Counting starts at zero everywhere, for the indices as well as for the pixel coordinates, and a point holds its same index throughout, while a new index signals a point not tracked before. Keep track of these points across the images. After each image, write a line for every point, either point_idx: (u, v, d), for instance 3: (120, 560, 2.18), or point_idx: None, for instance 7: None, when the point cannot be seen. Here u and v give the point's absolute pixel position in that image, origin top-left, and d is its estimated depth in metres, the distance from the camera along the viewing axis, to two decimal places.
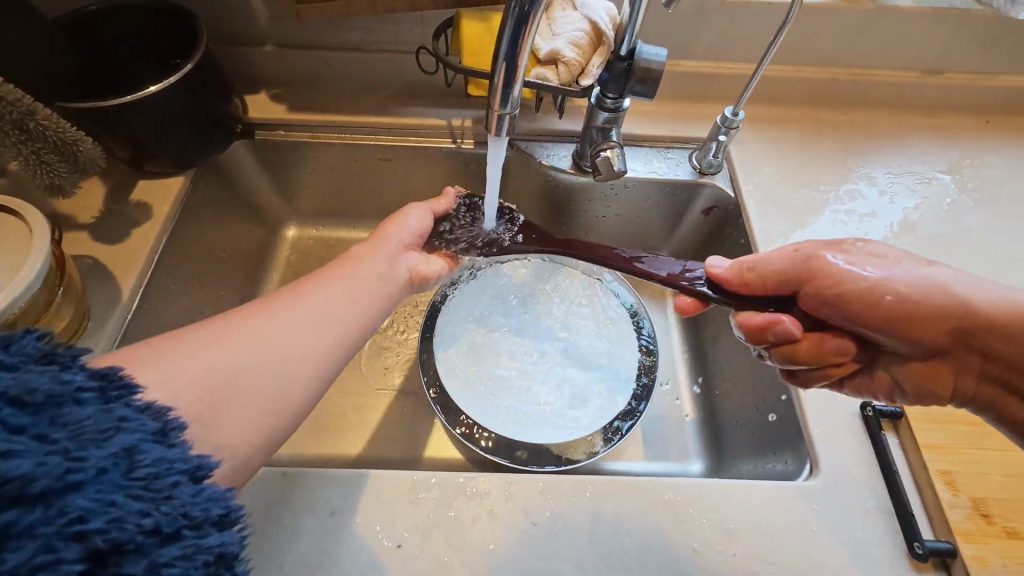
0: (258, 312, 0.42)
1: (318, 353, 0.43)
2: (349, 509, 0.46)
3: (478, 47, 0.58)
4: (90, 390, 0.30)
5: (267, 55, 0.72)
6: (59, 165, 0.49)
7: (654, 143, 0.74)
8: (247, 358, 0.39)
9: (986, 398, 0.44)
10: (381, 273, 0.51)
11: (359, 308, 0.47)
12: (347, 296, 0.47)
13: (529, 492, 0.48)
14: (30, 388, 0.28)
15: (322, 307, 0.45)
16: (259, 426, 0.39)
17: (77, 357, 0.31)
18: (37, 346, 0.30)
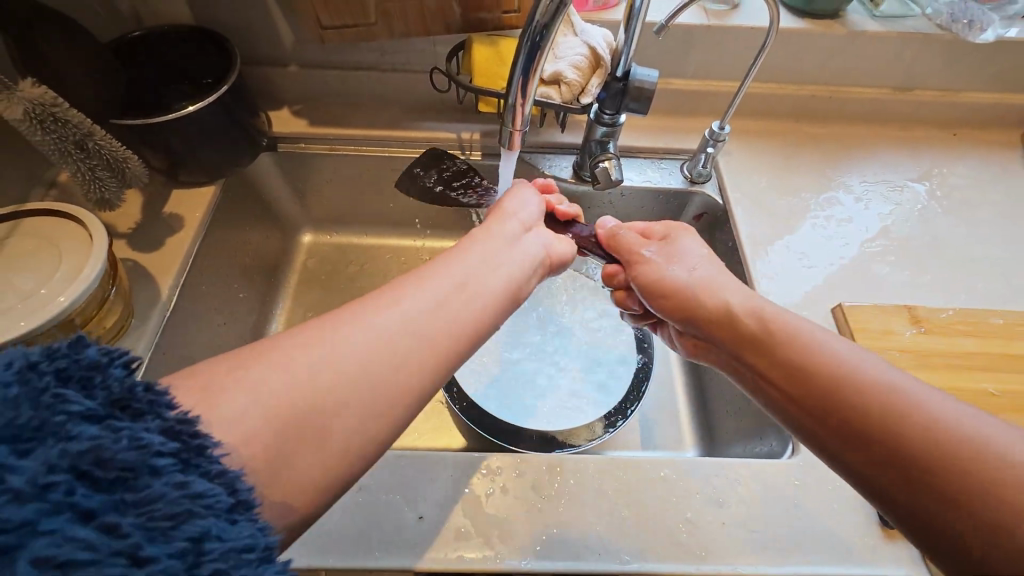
0: (348, 320, 0.38)
1: (429, 344, 0.39)
2: (375, 485, 0.51)
3: (487, 68, 0.63)
4: (165, 455, 0.27)
5: (290, 75, 0.78)
6: (109, 181, 0.54)
7: (647, 154, 0.80)
8: (356, 364, 0.36)
9: (853, 471, 0.37)
10: (491, 271, 0.46)
11: (448, 318, 0.41)
12: (451, 286, 0.43)
13: (537, 470, 0.53)
14: (101, 459, 0.25)
15: (430, 299, 0.41)
16: (376, 428, 0.36)
17: (156, 408, 0.28)
18: (119, 388, 0.27)
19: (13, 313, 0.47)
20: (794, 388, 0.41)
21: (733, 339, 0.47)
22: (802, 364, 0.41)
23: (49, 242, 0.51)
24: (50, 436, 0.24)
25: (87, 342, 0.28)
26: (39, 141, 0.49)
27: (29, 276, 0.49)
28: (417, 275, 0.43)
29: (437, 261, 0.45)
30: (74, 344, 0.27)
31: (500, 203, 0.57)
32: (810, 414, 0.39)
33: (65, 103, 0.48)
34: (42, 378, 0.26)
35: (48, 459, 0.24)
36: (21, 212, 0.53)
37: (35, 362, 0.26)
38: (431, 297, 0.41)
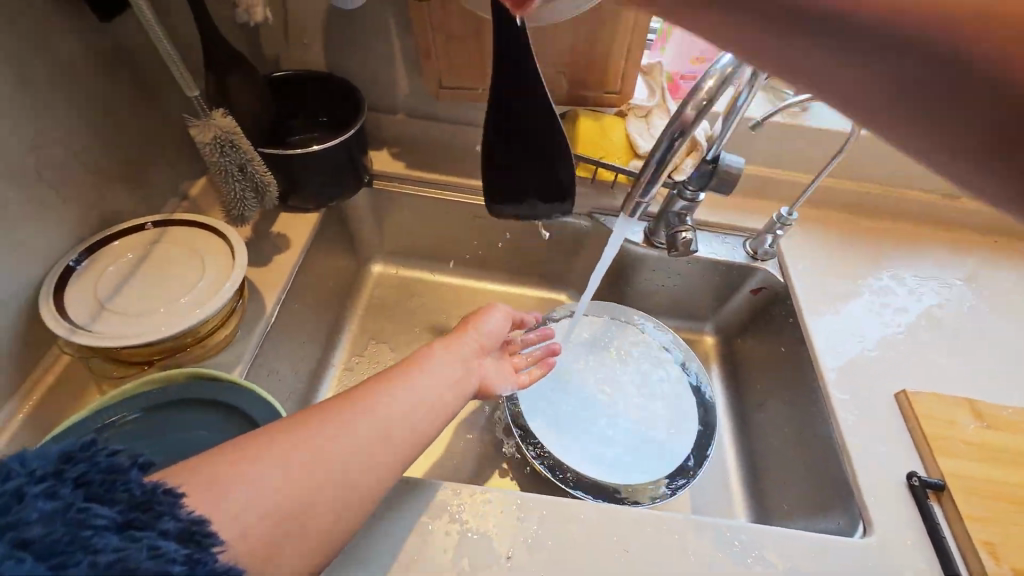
0: (331, 419, 0.44)
1: (399, 446, 0.46)
2: (463, 520, 0.52)
3: (591, 138, 0.72)
4: (178, 555, 0.32)
5: (397, 121, 0.86)
6: (251, 202, 0.59)
7: (713, 228, 0.87)
8: (335, 464, 0.42)
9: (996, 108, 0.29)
10: (450, 378, 0.55)
11: (422, 419, 0.49)
12: (423, 395, 0.51)
13: (622, 521, 0.54)
14: (128, 566, 0.30)
15: (402, 404, 0.48)
16: (353, 509, 0.43)
17: (171, 507, 0.34)
18: (139, 495, 0.33)
19: (161, 315, 0.50)
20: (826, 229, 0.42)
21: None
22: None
23: (195, 252, 0.56)
24: (82, 547, 0.30)
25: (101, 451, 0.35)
26: (209, 162, 0.54)
27: (175, 281, 0.53)
28: (385, 381, 0.50)
29: (413, 371, 0.53)
30: (93, 459, 0.34)
31: (468, 321, 0.64)
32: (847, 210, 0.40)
33: (243, 131, 0.54)
34: (71, 494, 0.32)
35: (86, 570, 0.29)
36: (171, 220, 0.57)
37: (60, 471, 0.33)
38: (406, 403, 0.49)
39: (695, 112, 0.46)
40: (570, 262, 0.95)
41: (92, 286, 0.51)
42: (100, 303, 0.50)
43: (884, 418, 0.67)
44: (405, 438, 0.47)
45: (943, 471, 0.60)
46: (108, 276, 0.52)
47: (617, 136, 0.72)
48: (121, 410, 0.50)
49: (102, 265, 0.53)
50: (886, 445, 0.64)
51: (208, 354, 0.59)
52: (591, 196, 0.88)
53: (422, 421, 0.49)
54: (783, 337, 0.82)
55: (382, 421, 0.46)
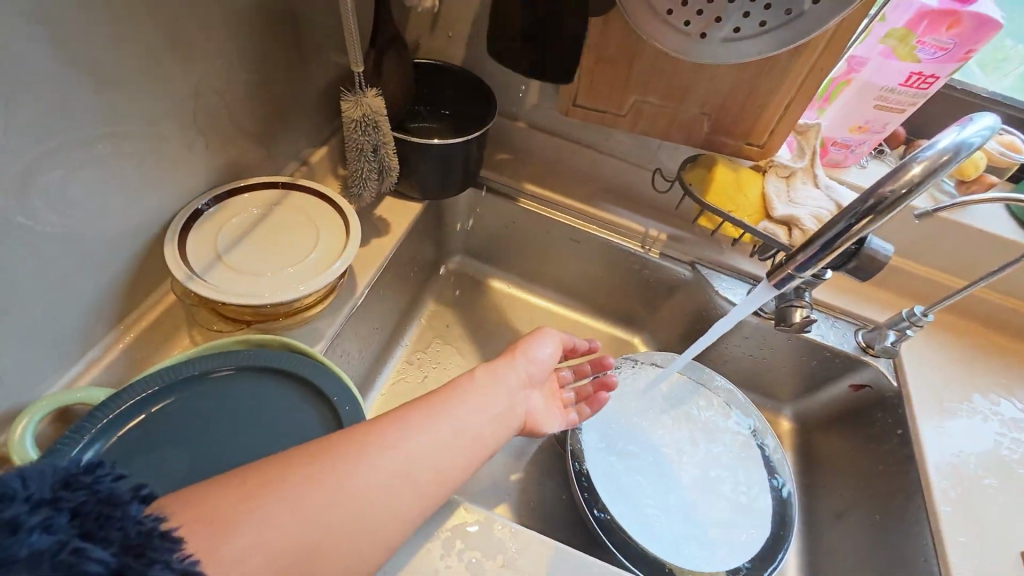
0: (368, 441, 0.42)
1: (440, 477, 0.44)
2: (520, 568, 0.48)
3: (722, 189, 0.67)
4: None
5: (516, 129, 0.84)
6: (372, 181, 0.58)
7: (825, 309, 0.79)
8: (358, 484, 0.40)
9: None
10: (492, 410, 0.52)
11: (461, 450, 0.46)
12: (461, 424, 0.48)
13: None
14: None
15: (440, 431, 0.46)
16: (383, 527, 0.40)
17: (164, 557, 0.30)
18: (135, 534, 0.30)
19: (266, 280, 0.49)
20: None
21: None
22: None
23: (310, 223, 0.55)
24: None
25: (101, 474, 0.31)
26: (349, 135, 0.54)
27: (287, 247, 0.53)
28: (422, 405, 0.47)
29: (451, 399, 0.50)
30: (89, 482, 0.30)
31: (516, 346, 0.60)
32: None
33: (385, 113, 0.53)
34: (63, 528, 0.28)
35: None
36: (294, 185, 0.57)
37: (54, 499, 0.29)
38: (443, 430, 0.46)
39: (897, 195, 0.41)
40: (655, 306, 0.90)
41: (213, 235, 0.51)
42: (217, 254, 0.49)
43: None
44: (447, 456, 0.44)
45: None
46: (229, 228, 0.52)
47: (752, 192, 0.67)
48: (204, 364, 0.48)
49: (225, 215, 0.53)
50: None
51: (295, 325, 0.58)
52: (697, 245, 0.83)
53: (462, 453, 0.47)
54: (883, 446, 0.73)
55: (422, 450, 0.44)
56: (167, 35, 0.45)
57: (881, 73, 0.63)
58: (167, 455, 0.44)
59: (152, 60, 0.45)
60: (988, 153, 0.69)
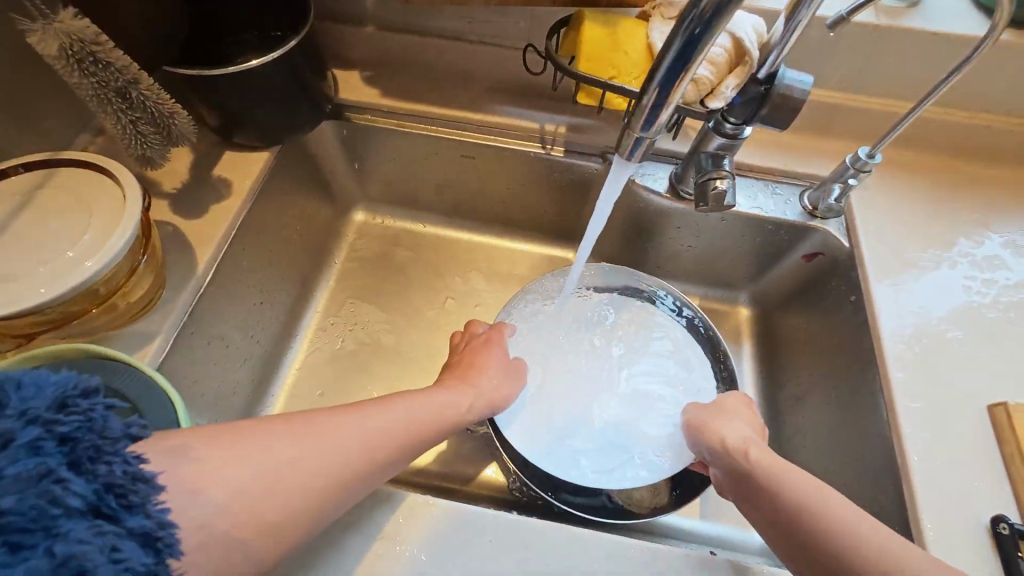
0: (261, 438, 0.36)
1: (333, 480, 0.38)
2: (401, 537, 0.43)
3: (597, 52, 0.53)
4: (138, 566, 0.29)
5: (365, 37, 0.70)
6: (153, 137, 0.46)
7: (761, 175, 0.67)
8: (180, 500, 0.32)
9: None
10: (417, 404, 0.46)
11: (367, 448, 0.40)
12: (323, 444, 0.38)
13: (595, 551, 0.43)
14: (84, 567, 0.27)
15: (294, 444, 0.37)
16: None
17: (143, 504, 0.30)
18: (121, 475, 0.30)
19: (27, 284, 0.42)
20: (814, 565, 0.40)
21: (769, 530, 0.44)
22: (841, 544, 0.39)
23: (78, 203, 0.45)
24: (44, 527, 0.27)
25: (104, 403, 0.31)
26: (76, 83, 0.42)
27: (50, 238, 0.44)
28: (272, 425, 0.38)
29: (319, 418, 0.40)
30: (89, 416, 0.30)
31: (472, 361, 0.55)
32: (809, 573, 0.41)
33: (107, 41, 0.41)
34: (53, 452, 0.29)
35: (43, 559, 0.26)
36: (52, 162, 0.47)
37: (49, 420, 0.29)
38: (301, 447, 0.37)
39: None
40: (577, 214, 0.79)
41: None
42: None
43: (966, 434, 0.51)
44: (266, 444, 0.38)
45: None
46: None
47: (634, 47, 0.53)
48: None
49: None
50: (967, 472, 0.49)
51: (124, 321, 0.51)
52: (603, 131, 0.70)
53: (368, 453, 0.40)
54: (837, 316, 0.65)
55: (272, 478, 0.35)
56: None
57: None
58: None
59: None
60: None
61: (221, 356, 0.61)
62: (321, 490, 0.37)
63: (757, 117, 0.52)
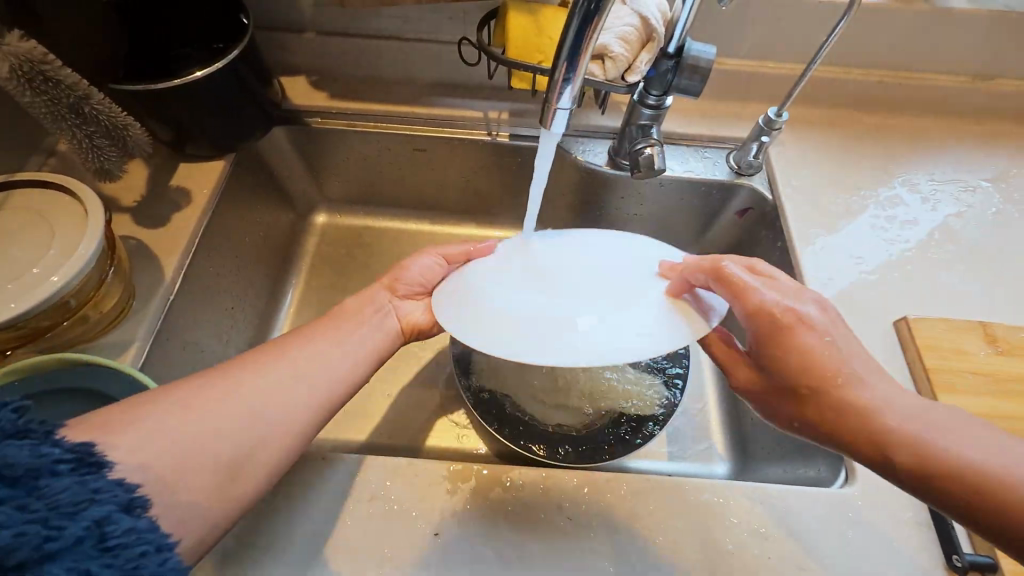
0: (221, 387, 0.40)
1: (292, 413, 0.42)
2: (388, 497, 0.47)
3: (523, 39, 0.58)
4: (67, 461, 0.30)
5: (307, 42, 0.72)
6: (108, 150, 0.49)
7: (690, 142, 0.74)
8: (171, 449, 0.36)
9: None
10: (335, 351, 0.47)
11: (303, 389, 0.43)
12: (307, 369, 0.44)
13: (564, 487, 0.48)
14: (7, 462, 0.28)
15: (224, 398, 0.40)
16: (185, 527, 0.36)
17: (46, 429, 0.31)
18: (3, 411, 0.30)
19: (2, 297, 0.43)
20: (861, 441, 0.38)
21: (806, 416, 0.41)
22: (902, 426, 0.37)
23: (41, 219, 0.47)
24: None
25: None
26: (28, 105, 0.44)
27: (17, 253, 0.46)
28: (230, 375, 0.41)
29: (292, 351, 0.45)
30: None
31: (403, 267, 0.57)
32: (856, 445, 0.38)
33: (54, 60, 0.43)
34: None
35: None
36: (7, 185, 0.48)
37: None
38: (287, 380, 0.43)
39: None
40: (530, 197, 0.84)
41: None
42: None
43: (878, 349, 0.58)
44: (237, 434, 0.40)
45: None
46: None
47: (557, 32, 0.58)
48: None
49: None
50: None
51: (97, 332, 0.53)
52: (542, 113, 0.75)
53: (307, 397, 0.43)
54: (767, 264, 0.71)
55: (274, 403, 0.41)
56: None
57: None
58: None
59: None
60: None
61: (196, 363, 0.62)
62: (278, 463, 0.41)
63: (671, 87, 0.58)
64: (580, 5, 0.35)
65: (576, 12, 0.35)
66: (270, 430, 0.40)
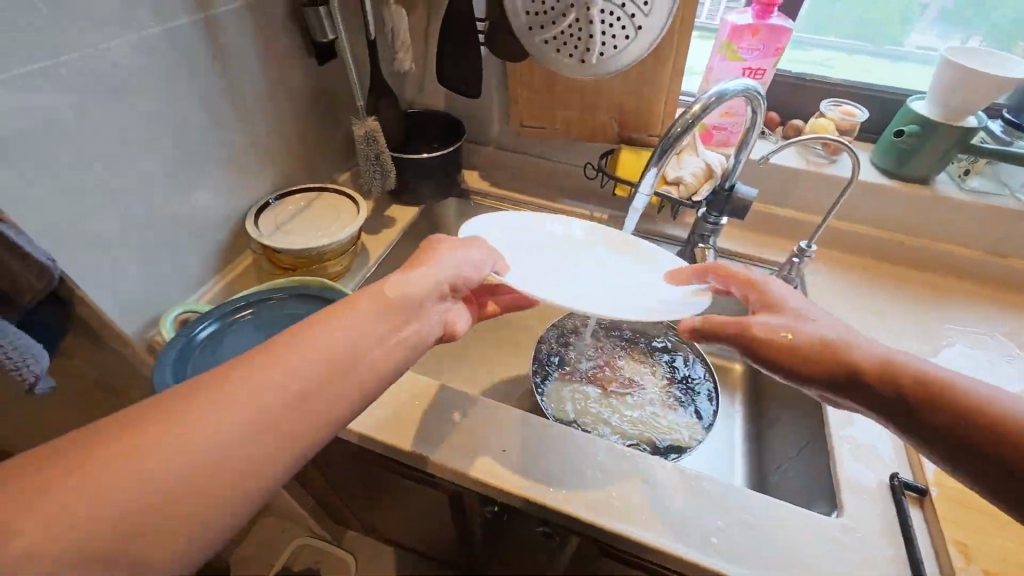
0: (164, 421, 0.37)
1: (268, 431, 0.39)
2: (473, 417, 0.67)
3: (630, 167, 0.91)
4: None
5: (488, 151, 1.11)
6: (378, 180, 0.87)
7: (742, 258, 0.96)
8: (149, 479, 0.35)
9: None
10: (334, 329, 0.45)
11: (280, 397, 0.40)
12: (263, 395, 0.40)
13: (599, 448, 0.64)
14: None
15: (200, 421, 0.37)
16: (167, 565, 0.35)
17: None
18: None
19: (306, 239, 0.77)
20: (946, 410, 0.44)
21: (878, 384, 0.47)
22: (935, 375, 0.45)
23: (335, 208, 0.83)
24: None
25: None
26: (359, 147, 0.83)
27: (318, 221, 0.81)
28: (183, 393, 0.38)
29: (204, 396, 0.38)
30: None
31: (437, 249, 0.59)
32: (950, 437, 0.43)
33: (380, 132, 0.82)
34: None
35: None
36: (322, 189, 0.86)
37: None
38: (217, 424, 0.37)
39: (686, 123, 0.63)
40: None
41: (276, 216, 0.79)
42: (275, 226, 0.78)
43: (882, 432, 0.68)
44: (222, 461, 0.37)
45: (930, 480, 0.61)
46: (282, 214, 0.80)
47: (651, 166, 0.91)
48: (220, 312, 0.70)
49: (278, 208, 0.81)
50: (879, 451, 0.65)
51: None
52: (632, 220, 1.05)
53: (281, 398, 0.40)
54: None
55: (195, 454, 0.36)
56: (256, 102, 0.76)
57: (724, 71, 0.84)
58: (230, 340, 0.68)
59: (248, 119, 0.75)
60: (834, 120, 0.90)
61: None
62: (268, 473, 0.39)
63: (722, 211, 0.84)
64: (663, 145, 0.65)
65: (659, 148, 0.65)
66: (240, 457, 0.38)
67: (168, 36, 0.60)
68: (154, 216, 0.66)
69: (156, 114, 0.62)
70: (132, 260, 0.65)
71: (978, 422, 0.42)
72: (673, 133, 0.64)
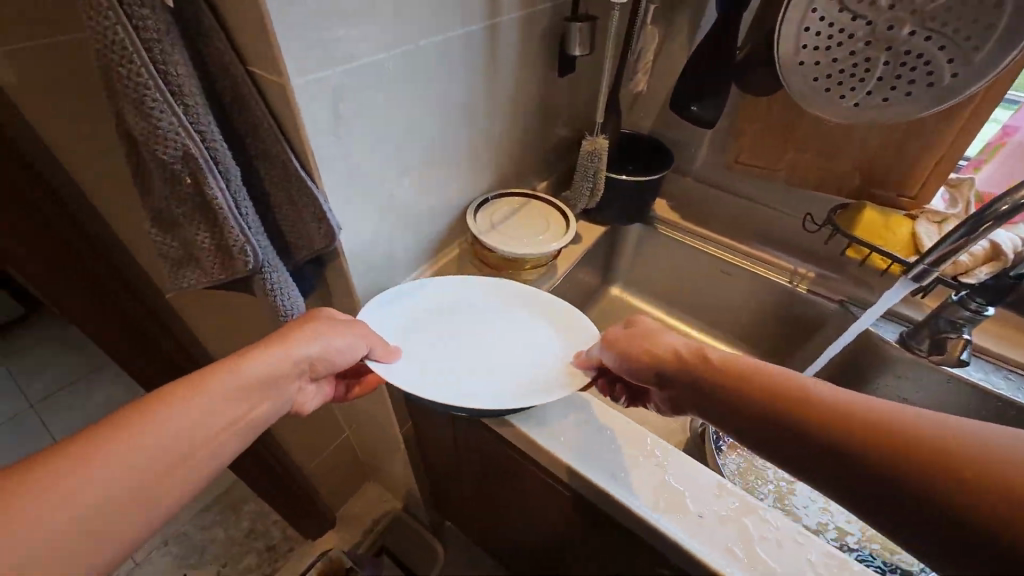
0: (149, 413, 0.43)
1: (195, 443, 0.45)
2: (665, 468, 0.62)
3: (873, 228, 0.79)
4: None
5: (685, 182, 1.06)
6: (589, 195, 0.86)
7: (997, 360, 0.81)
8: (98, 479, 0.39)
9: None
10: (258, 368, 0.52)
11: (209, 417, 0.46)
12: (192, 431, 0.45)
13: (816, 547, 0.56)
14: None
15: (155, 426, 0.43)
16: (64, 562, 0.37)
17: None
18: None
19: (517, 242, 0.78)
20: (893, 451, 0.38)
21: (818, 423, 0.42)
22: (883, 410, 0.40)
23: (544, 216, 0.84)
24: None
25: None
26: (581, 161, 0.82)
27: (527, 227, 0.82)
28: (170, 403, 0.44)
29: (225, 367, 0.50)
30: None
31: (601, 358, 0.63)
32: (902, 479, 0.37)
33: (607, 150, 0.80)
34: None
35: None
36: (530, 197, 0.87)
37: None
38: (126, 463, 0.40)
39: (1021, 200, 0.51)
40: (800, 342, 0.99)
41: (490, 215, 0.82)
42: (492, 226, 0.79)
43: None
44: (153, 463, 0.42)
45: None
46: (495, 215, 0.82)
47: (903, 230, 0.78)
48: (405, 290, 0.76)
49: (491, 209, 0.84)
50: None
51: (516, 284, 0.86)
52: (845, 284, 0.91)
53: (213, 426, 0.46)
54: None
55: (125, 475, 0.40)
56: (502, 106, 0.79)
57: None
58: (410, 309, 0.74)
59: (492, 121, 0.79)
60: None
61: None
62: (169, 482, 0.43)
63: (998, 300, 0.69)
64: (976, 219, 0.54)
65: (969, 221, 0.54)
66: (158, 461, 0.42)
67: (463, 39, 0.65)
68: (406, 200, 0.71)
69: (433, 108, 0.67)
70: (381, 237, 0.70)
71: (965, 475, 0.35)
72: (997, 209, 0.52)
